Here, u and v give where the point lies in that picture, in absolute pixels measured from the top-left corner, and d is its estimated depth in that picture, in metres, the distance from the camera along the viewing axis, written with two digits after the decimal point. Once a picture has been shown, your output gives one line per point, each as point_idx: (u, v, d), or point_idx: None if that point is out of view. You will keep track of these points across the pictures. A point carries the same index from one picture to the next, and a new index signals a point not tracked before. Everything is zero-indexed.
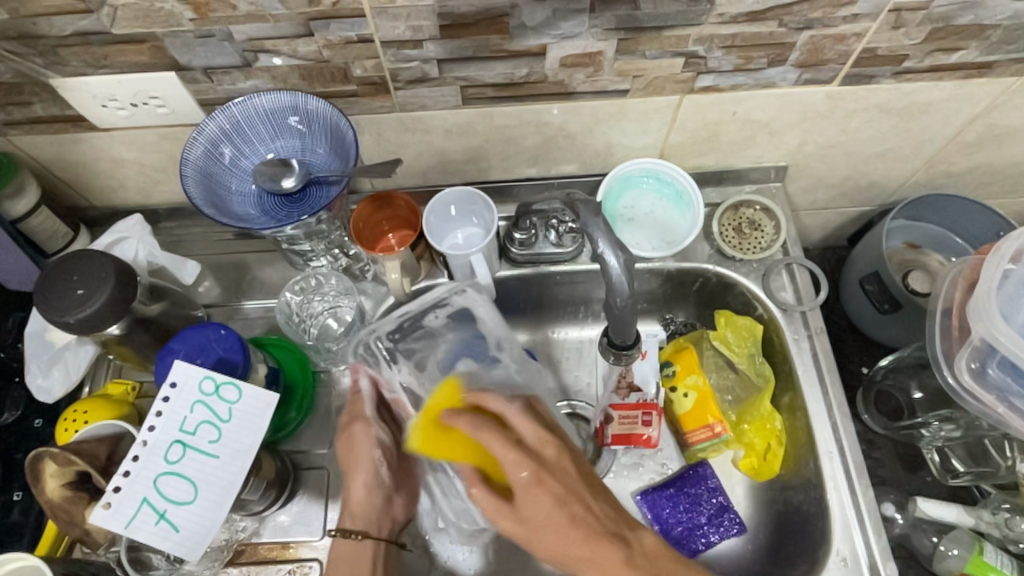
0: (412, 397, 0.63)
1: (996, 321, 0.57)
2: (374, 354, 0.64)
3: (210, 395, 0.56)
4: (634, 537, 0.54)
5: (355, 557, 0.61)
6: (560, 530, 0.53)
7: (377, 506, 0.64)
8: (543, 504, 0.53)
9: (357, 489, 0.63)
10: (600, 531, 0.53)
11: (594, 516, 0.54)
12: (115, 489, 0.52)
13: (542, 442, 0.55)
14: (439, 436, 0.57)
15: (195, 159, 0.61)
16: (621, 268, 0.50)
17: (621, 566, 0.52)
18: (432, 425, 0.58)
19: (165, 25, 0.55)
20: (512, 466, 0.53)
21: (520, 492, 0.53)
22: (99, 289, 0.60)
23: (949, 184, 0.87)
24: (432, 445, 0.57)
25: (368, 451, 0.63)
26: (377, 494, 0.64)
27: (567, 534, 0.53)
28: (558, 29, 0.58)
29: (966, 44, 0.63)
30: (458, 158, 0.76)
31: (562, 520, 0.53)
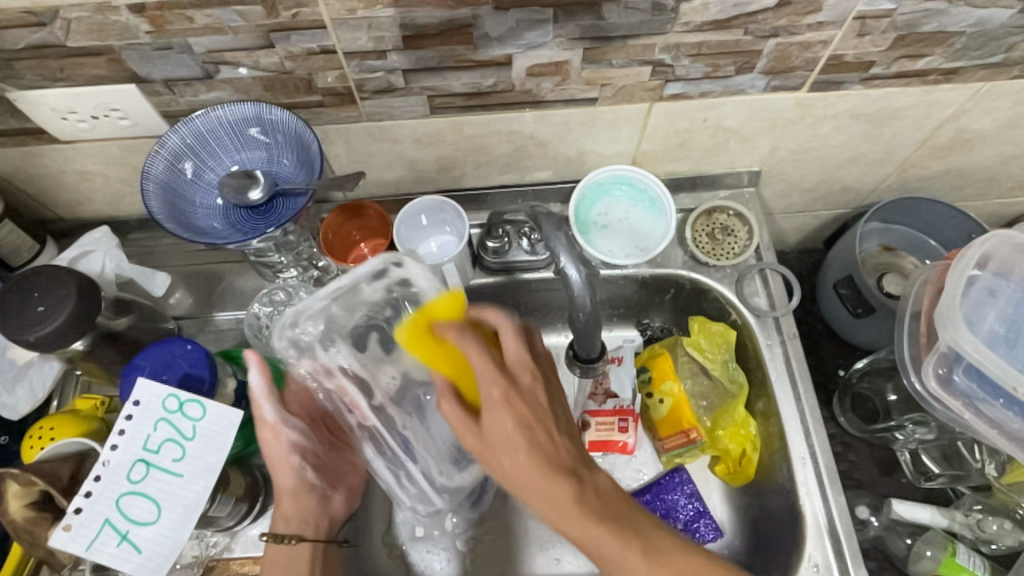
0: (350, 383, 0.60)
1: (961, 328, 0.58)
2: (301, 343, 0.59)
3: (174, 412, 0.55)
4: (589, 477, 0.54)
5: (290, 561, 0.60)
6: (522, 425, 0.53)
7: (310, 507, 0.63)
8: (514, 447, 0.53)
9: (284, 493, 0.61)
10: (556, 462, 0.53)
11: (557, 449, 0.54)
12: (76, 510, 0.52)
13: (521, 368, 0.55)
14: (429, 340, 0.58)
15: (158, 173, 0.60)
16: (581, 281, 0.51)
17: (576, 509, 0.51)
18: (424, 327, 0.59)
19: (121, 38, 0.54)
20: (483, 380, 0.54)
21: (488, 411, 0.54)
22: (60, 306, 0.59)
23: (922, 187, 0.87)
24: (417, 340, 0.58)
25: (285, 452, 0.60)
26: (307, 496, 0.62)
27: (533, 438, 0.53)
28: (523, 39, 0.57)
29: (932, 51, 0.63)
30: (429, 167, 0.75)
31: (514, 428, 0.53)
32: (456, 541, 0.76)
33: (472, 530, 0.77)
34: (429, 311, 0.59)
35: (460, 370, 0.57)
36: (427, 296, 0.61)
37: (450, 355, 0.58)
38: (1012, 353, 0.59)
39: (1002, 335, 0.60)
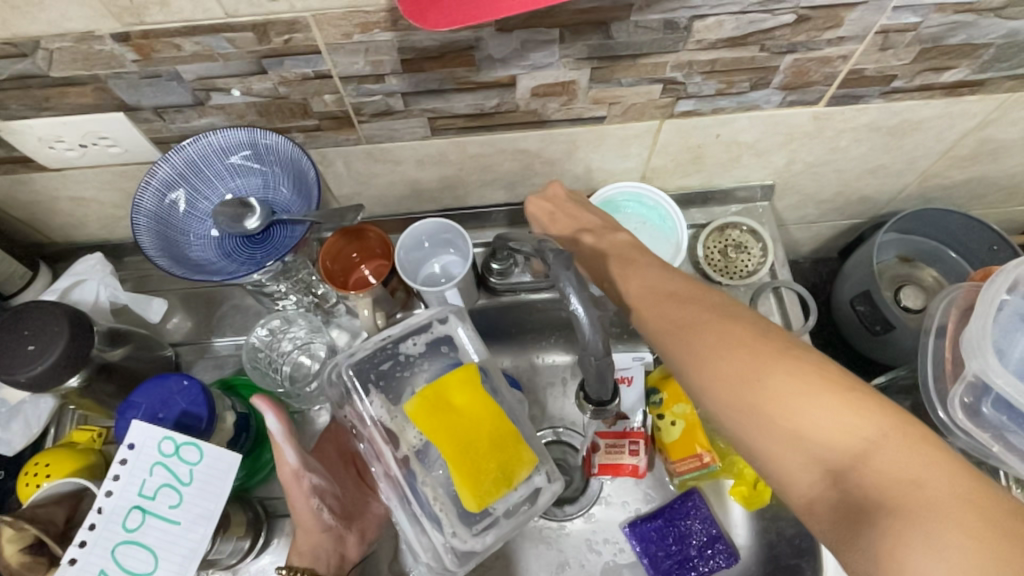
0: (382, 430, 0.55)
1: (991, 358, 0.55)
2: (346, 385, 0.57)
3: (170, 456, 0.53)
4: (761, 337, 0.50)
5: None
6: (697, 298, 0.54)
7: (326, 546, 0.59)
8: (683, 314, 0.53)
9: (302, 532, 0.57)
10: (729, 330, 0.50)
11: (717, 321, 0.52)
12: (70, 562, 0.50)
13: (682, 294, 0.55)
14: (443, 407, 0.54)
15: (149, 206, 0.58)
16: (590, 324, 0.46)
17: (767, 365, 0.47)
18: (437, 406, 0.54)
19: (107, 67, 0.51)
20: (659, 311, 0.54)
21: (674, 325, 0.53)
22: (51, 344, 0.57)
23: (941, 197, 0.84)
24: (431, 421, 0.53)
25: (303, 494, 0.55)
26: (325, 537, 0.58)
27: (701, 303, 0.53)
28: (528, 60, 0.55)
29: (958, 63, 0.60)
30: (431, 187, 0.73)
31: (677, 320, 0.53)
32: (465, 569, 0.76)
33: (483, 557, 0.76)
34: (434, 393, 0.55)
35: (469, 465, 0.52)
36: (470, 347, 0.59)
37: (468, 428, 0.53)
38: None
39: None
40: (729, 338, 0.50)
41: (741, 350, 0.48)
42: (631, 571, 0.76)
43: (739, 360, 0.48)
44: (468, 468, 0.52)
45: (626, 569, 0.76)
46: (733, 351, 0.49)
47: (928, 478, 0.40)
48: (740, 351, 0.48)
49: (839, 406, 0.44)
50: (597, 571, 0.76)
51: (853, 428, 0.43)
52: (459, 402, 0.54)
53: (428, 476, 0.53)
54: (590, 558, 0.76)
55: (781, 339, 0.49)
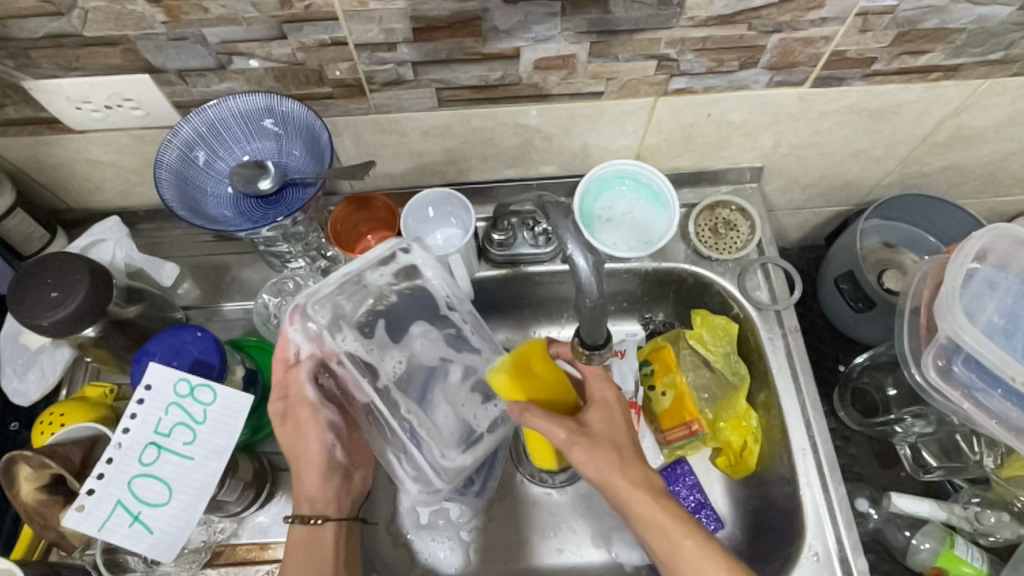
0: (355, 364, 0.60)
1: (961, 320, 0.59)
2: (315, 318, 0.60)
3: (185, 397, 0.56)
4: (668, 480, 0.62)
5: (311, 544, 0.61)
6: (608, 411, 0.63)
7: (333, 485, 0.63)
8: (587, 463, 0.60)
9: (306, 469, 0.62)
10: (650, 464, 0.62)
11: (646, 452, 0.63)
12: (89, 492, 0.53)
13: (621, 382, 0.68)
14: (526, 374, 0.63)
15: (170, 162, 0.61)
16: (589, 269, 0.52)
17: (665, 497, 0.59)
18: (521, 371, 0.62)
19: (137, 27, 0.55)
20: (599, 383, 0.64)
21: (600, 404, 0.63)
22: (73, 292, 0.60)
23: (922, 184, 0.88)
24: (519, 382, 0.61)
25: (310, 435, 0.61)
26: (330, 474, 0.63)
27: (613, 410, 0.63)
28: (531, 32, 0.58)
29: (932, 47, 0.64)
30: (436, 160, 0.76)
31: (574, 436, 0.60)
32: (461, 531, 0.79)
33: (478, 519, 0.79)
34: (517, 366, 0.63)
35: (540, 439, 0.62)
36: (437, 284, 0.64)
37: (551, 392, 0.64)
38: (1011, 344, 0.60)
39: (1001, 326, 0.61)
40: (642, 524, 0.58)
41: (657, 514, 0.58)
42: (619, 536, 0.78)
43: (657, 541, 0.57)
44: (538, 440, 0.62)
45: (616, 533, 0.78)
46: (650, 533, 0.58)
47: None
48: (653, 517, 0.58)
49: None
50: (589, 534, 0.79)
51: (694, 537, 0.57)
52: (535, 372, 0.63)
53: (412, 408, 0.60)
54: (581, 523, 0.79)
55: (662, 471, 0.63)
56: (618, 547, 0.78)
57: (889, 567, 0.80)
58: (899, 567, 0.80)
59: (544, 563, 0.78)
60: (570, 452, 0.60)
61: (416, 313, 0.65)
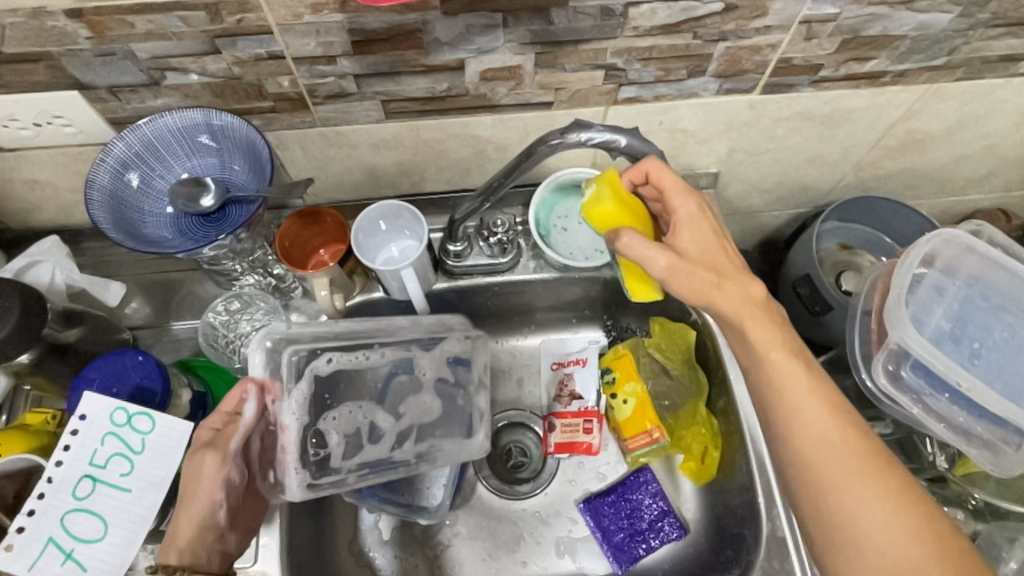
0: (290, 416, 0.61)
1: (908, 326, 0.59)
2: None
3: (123, 426, 0.54)
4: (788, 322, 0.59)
5: None
6: (696, 225, 0.60)
7: (212, 542, 0.55)
8: (700, 237, 0.59)
9: (183, 528, 0.53)
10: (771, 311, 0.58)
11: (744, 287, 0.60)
12: (18, 529, 0.50)
13: (701, 234, 0.60)
14: (615, 205, 0.62)
15: (103, 183, 0.59)
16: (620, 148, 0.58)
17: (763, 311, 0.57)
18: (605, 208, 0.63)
19: (60, 44, 0.53)
20: (675, 195, 0.60)
21: (679, 222, 0.60)
22: (2, 320, 0.57)
23: (876, 187, 0.89)
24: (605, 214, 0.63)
25: (210, 475, 0.55)
26: (213, 528, 0.55)
27: (702, 224, 0.60)
28: (474, 44, 0.57)
29: (877, 53, 0.64)
30: (389, 172, 0.75)
31: (698, 209, 0.60)
32: (426, 547, 0.78)
33: (443, 535, 0.78)
34: (617, 195, 0.63)
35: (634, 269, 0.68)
36: (345, 367, 0.65)
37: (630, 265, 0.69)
38: (958, 349, 0.61)
39: (948, 331, 0.62)
40: (770, 320, 0.57)
41: (762, 312, 0.57)
42: (585, 545, 0.78)
43: (848, 444, 0.54)
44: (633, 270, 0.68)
45: (580, 543, 0.78)
46: (774, 334, 0.57)
47: (829, 445, 0.55)
48: (752, 297, 0.57)
49: (829, 405, 0.55)
50: (552, 545, 0.78)
51: (835, 429, 0.55)
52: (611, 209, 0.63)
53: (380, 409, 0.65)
54: (544, 533, 0.79)
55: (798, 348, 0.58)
56: (583, 557, 0.77)
57: None
58: None
59: None
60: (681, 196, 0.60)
61: (350, 391, 0.65)
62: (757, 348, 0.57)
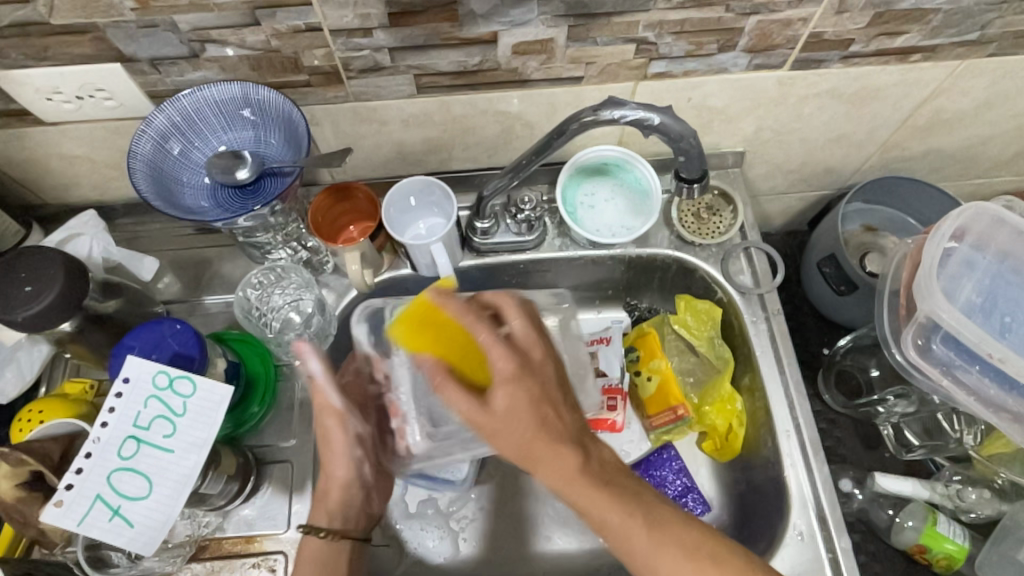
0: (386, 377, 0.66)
1: (939, 299, 0.60)
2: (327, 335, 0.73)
3: (164, 389, 0.55)
4: (594, 450, 0.53)
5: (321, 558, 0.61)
6: (516, 386, 0.49)
7: (354, 503, 0.65)
8: (511, 396, 0.49)
9: (332, 490, 0.63)
10: (563, 435, 0.51)
11: (560, 418, 0.51)
12: (67, 487, 0.52)
13: (530, 343, 0.52)
14: (421, 326, 0.58)
15: (144, 153, 0.61)
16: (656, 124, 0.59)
17: (581, 476, 0.51)
18: (414, 322, 0.59)
19: (106, 15, 0.54)
20: (484, 337, 0.51)
21: (497, 381, 0.50)
22: (48, 286, 0.59)
23: (901, 168, 0.89)
24: (415, 337, 0.58)
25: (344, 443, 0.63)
26: (354, 490, 0.64)
27: (523, 384, 0.50)
28: (507, 16, 0.58)
29: (909, 28, 0.64)
30: (417, 149, 0.76)
31: (513, 371, 0.50)
32: (450, 521, 0.79)
33: (467, 509, 0.79)
34: (432, 317, 0.57)
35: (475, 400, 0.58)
36: None
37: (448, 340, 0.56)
38: (988, 322, 0.62)
39: (979, 305, 0.62)
40: (591, 485, 0.50)
41: (583, 480, 0.51)
42: None
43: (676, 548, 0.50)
44: (650, 343, 0.79)
45: None
46: (593, 492, 0.51)
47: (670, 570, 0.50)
48: (571, 472, 0.50)
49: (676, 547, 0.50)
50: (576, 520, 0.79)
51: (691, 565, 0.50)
52: (437, 322, 0.57)
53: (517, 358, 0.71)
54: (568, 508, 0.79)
55: (621, 479, 0.53)
56: None
57: (873, 547, 0.81)
58: (883, 546, 0.81)
59: (534, 551, 0.78)
60: (492, 354, 0.50)
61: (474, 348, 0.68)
62: (586, 509, 0.51)
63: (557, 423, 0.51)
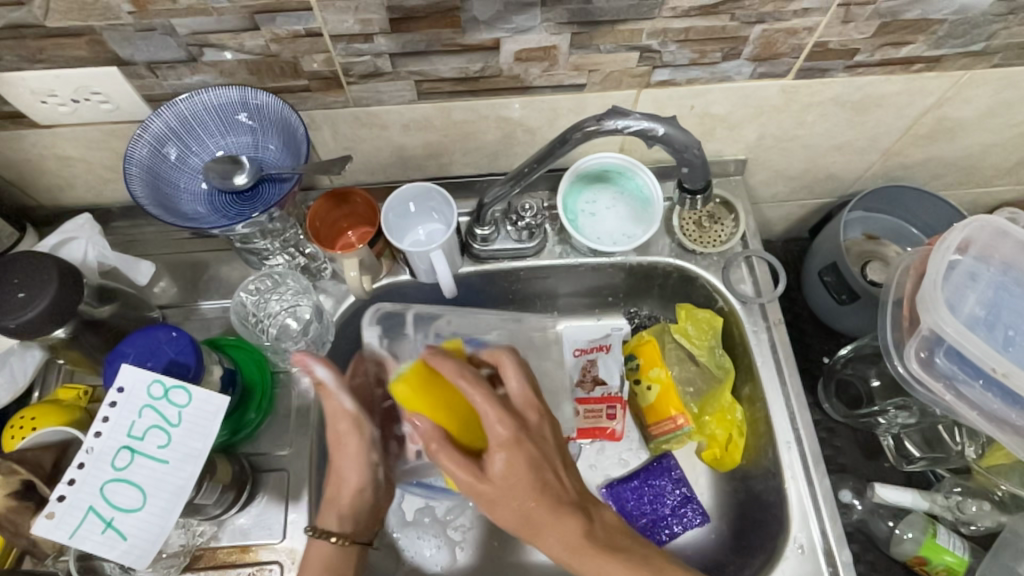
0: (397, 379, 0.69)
1: (943, 312, 0.59)
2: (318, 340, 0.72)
3: (159, 399, 0.55)
4: (596, 512, 0.59)
5: (331, 558, 0.63)
6: (516, 460, 0.56)
7: (366, 508, 0.67)
8: (509, 465, 0.56)
9: (343, 493, 0.65)
10: (564, 503, 0.57)
11: (561, 486, 0.58)
12: (59, 498, 0.51)
13: (526, 403, 0.60)
14: (428, 383, 0.60)
15: (141, 158, 0.60)
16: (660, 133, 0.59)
17: (586, 543, 0.56)
18: (417, 383, 0.60)
19: (102, 18, 0.53)
20: (491, 424, 0.56)
21: (496, 452, 0.56)
22: (41, 293, 0.58)
23: (903, 176, 0.89)
24: (415, 398, 0.60)
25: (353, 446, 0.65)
26: (367, 493, 0.66)
27: (518, 454, 0.56)
28: (510, 23, 0.57)
29: (915, 38, 0.64)
30: (417, 154, 0.75)
31: (510, 438, 0.56)
32: (448, 530, 0.78)
33: (465, 517, 0.78)
34: (427, 380, 0.60)
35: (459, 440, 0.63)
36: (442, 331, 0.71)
37: (438, 410, 0.60)
38: (992, 335, 0.61)
39: (982, 317, 0.62)
40: (599, 555, 0.55)
41: (585, 547, 0.56)
42: None
43: None
44: (650, 351, 0.79)
45: None
46: (596, 560, 0.55)
47: None
48: (574, 541, 0.56)
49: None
50: None
51: None
52: (442, 403, 0.60)
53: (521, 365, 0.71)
54: None
55: (619, 538, 0.58)
56: None
57: (872, 557, 0.81)
58: (883, 556, 0.81)
59: (531, 561, 0.77)
60: (493, 434, 0.56)
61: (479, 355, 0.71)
62: None
63: (551, 502, 0.56)
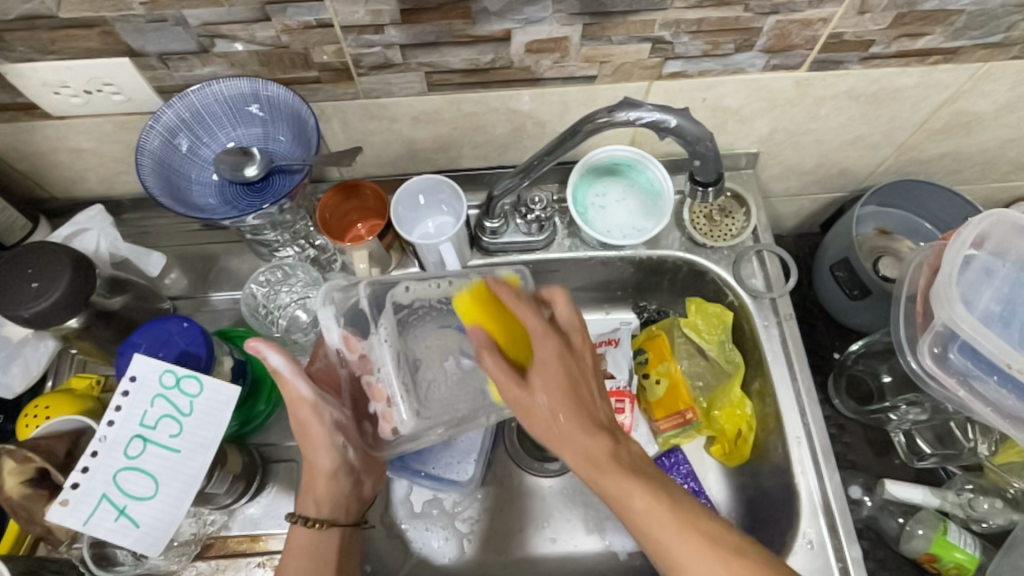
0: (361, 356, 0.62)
1: (957, 308, 0.58)
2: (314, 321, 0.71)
3: (171, 389, 0.55)
4: (624, 438, 0.53)
5: (314, 547, 0.60)
6: (563, 361, 0.53)
7: (343, 490, 0.63)
8: (548, 385, 0.52)
9: (318, 480, 0.60)
10: (596, 422, 0.52)
11: (596, 408, 0.54)
12: (73, 486, 0.52)
13: (574, 329, 0.56)
14: (490, 300, 0.59)
15: (152, 149, 0.60)
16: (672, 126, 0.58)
17: (613, 462, 0.51)
18: (477, 296, 0.59)
19: (115, 9, 0.53)
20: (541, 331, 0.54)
21: (539, 357, 0.53)
22: (54, 283, 0.58)
23: (918, 171, 0.88)
24: (472, 307, 0.59)
25: (317, 432, 0.59)
26: (341, 478, 0.62)
27: (567, 361, 0.53)
28: (521, 14, 0.57)
29: (932, 29, 0.63)
30: (427, 147, 0.75)
31: (560, 349, 0.54)
32: (456, 522, 0.78)
33: (473, 509, 0.79)
34: (487, 296, 0.59)
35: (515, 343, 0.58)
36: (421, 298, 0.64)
37: (494, 317, 0.58)
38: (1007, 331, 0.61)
39: (997, 313, 0.61)
40: (618, 471, 0.50)
41: (608, 465, 0.50)
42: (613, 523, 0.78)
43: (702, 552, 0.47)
44: (659, 346, 0.78)
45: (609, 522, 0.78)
46: (618, 479, 0.50)
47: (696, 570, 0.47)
48: (598, 459, 0.51)
49: (697, 534, 0.48)
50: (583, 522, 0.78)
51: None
52: (497, 304, 0.59)
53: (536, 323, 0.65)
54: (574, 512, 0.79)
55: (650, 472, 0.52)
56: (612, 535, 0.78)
57: (882, 554, 0.80)
58: (892, 553, 0.80)
59: (538, 553, 0.77)
60: (540, 334, 0.54)
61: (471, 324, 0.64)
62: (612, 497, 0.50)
63: (588, 414, 0.52)
